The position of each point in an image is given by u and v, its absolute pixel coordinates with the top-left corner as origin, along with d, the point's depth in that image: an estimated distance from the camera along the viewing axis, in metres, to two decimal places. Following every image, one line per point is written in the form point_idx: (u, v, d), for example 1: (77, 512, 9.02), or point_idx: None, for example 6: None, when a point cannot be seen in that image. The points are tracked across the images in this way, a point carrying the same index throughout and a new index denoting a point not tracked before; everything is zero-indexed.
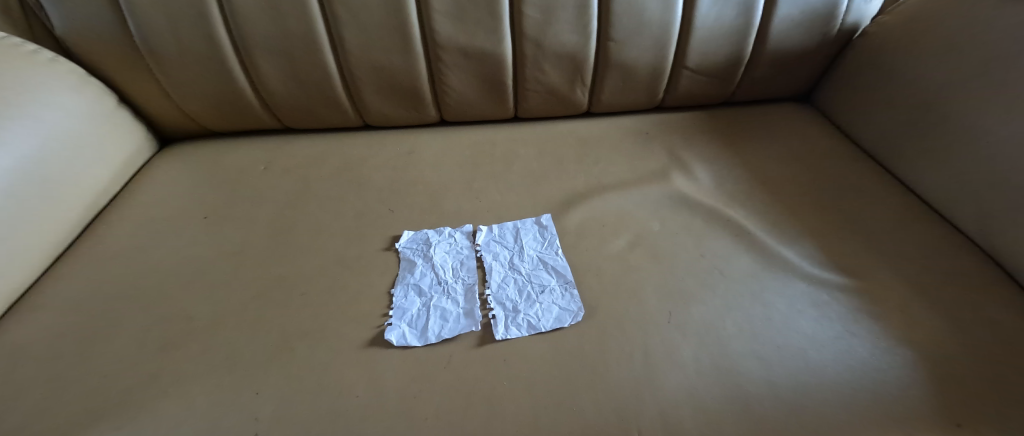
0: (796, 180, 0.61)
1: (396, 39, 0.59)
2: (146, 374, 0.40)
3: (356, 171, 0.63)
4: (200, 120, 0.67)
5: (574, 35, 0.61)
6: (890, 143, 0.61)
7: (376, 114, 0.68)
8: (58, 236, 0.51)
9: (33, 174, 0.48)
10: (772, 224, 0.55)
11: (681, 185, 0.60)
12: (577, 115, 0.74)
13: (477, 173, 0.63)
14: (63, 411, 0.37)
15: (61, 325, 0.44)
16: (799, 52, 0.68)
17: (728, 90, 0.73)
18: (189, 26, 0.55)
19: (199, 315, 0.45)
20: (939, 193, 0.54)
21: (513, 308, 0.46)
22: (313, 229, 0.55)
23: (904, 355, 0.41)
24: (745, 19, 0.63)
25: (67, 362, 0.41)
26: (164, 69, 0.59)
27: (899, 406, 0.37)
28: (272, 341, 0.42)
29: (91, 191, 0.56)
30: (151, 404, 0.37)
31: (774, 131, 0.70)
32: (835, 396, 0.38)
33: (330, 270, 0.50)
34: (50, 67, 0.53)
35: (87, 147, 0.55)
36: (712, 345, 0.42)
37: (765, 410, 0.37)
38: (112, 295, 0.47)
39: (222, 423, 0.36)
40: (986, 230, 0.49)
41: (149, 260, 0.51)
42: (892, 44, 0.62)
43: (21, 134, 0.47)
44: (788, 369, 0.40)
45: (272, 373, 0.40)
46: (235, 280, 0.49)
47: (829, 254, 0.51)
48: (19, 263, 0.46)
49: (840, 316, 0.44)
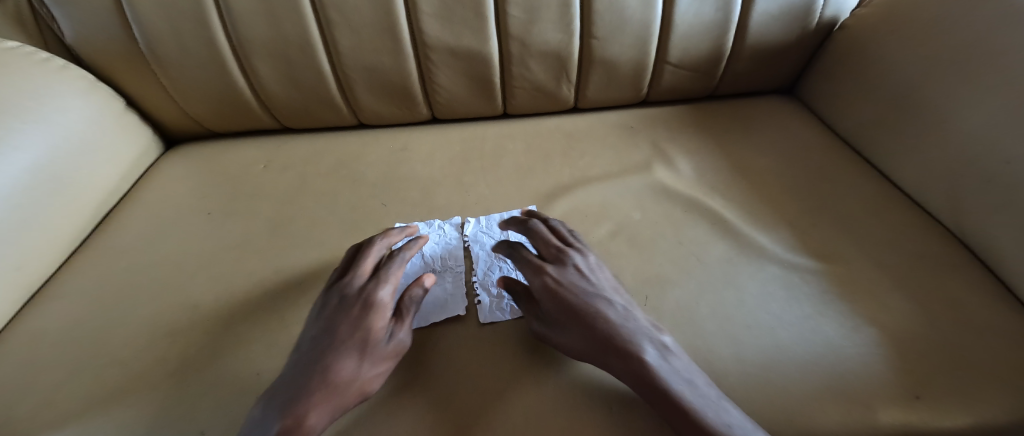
0: (774, 170, 0.63)
1: (387, 41, 0.61)
2: (156, 358, 0.43)
3: (351, 168, 0.66)
4: (203, 122, 0.70)
5: (557, 33, 0.63)
6: (868, 133, 0.63)
7: (370, 113, 0.71)
8: (73, 232, 0.55)
9: (48, 174, 0.51)
10: (750, 211, 0.57)
11: (662, 176, 0.62)
12: (564, 110, 0.76)
13: (466, 168, 0.65)
14: (82, 390, 0.40)
15: (78, 314, 0.47)
16: (779, 45, 0.70)
17: (710, 84, 0.75)
18: (191, 33, 0.58)
19: (204, 303, 0.48)
20: (912, 180, 0.56)
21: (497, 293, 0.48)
22: (310, 223, 0.58)
23: (869, 334, 0.43)
24: (724, 14, 0.65)
25: (84, 347, 0.44)
26: (168, 74, 0.62)
27: (862, 381, 0.39)
28: (272, 326, 0.45)
29: (103, 191, 0.59)
30: (161, 383, 0.41)
31: (755, 123, 0.72)
32: (800, 371, 0.40)
33: (326, 261, 0.53)
34: (63, 74, 0.57)
35: (98, 149, 0.58)
36: (685, 326, 0.44)
37: (733, 384, 0.39)
38: (124, 286, 0.50)
39: (227, 400, 0.39)
40: (955, 214, 0.50)
41: (157, 254, 0.54)
42: (870, 35, 0.63)
43: (37, 137, 0.51)
44: (757, 347, 0.42)
45: (272, 355, 0.43)
46: (238, 271, 0.52)
47: (802, 239, 0.53)
48: (37, 257, 0.49)
49: (810, 298, 0.46)
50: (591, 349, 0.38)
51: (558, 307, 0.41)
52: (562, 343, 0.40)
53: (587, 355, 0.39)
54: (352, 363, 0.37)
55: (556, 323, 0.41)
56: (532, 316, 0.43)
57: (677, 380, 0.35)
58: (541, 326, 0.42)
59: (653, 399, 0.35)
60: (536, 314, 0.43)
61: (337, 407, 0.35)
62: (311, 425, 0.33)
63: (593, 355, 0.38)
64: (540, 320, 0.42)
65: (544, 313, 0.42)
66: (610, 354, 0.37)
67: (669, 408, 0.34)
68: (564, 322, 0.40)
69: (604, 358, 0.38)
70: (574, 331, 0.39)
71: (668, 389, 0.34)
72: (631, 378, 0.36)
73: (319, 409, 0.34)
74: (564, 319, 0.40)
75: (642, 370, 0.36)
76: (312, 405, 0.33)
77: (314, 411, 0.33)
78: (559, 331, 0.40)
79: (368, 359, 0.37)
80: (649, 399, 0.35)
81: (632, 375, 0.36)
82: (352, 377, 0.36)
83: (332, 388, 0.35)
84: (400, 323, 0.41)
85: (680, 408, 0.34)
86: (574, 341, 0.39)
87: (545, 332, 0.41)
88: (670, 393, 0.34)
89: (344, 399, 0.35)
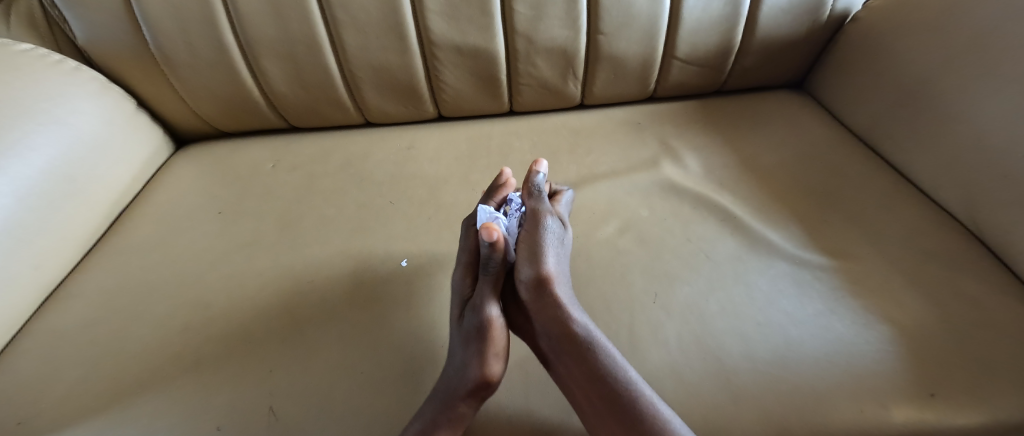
0: (784, 165, 0.62)
1: (393, 39, 0.61)
2: (168, 355, 0.43)
3: (359, 166, 0.66)
4: (212, 121, 0.71)
5: (564, 29, 0.63)
6: (880, 128, 0.62)
7: (377, 112, 0.71)
8: (88, 231, 0.56)
9: (63, 173, 0.52)
10: (759, 208, 0.56)
11: (671, 173, 0.62)
12: (571, 107, 0.76)
13: (473, 165, 0.65)
14: (96, 387, 0.41)
15: (90, 313, 0.48)
16: (790, 38, 0.69)
17: (719, 79, 0.74)
18: (200, 33, 0.58)
19: (215, 301, 0.49)
20: (927, 177, 0.55)
21: (537, 195, 0.47)
22: (319, 222, 0.58)
23: (881, 331, 0.42)
24: (734, 8, 0.64)
25: (98, 343, 0.45)
26: (178, 76, 0.63)
27: (874, 378, 0.39)
28: (282, 323, 0.46)
29: (116, 190, 0.60)
30: (173, 381, 0.41)
31: (765, 118, 0.71)
32: (811, 367, 0.40)
33: (336, 257, 0.53)
34: (73, 75, 0.58)
35: (111, 150, 0.59)
36: (695, 323, 0.44)
37: (744, 382, 0.39)
38: (138, 284, 0.51)
39: (236, 398, 0.40)
40: (969, 208, 0.49)
41: (168, 253, 0.55)
42: (883, 28, 0.62)
43: (52, 137, 0.51)
44: (767, 345, 0.42)
45: (283, 353, 0.43)
46: (248, 268, 0.52)
47: (813, 236, 0.52)
48: (55, 257, 0.50)
49: (821, 295, 0.46)
50: (552, 281, 0.40)
51: (558, 234, 0.45)
52: (533, 264, 0.41)
53: (543, 291, 0.40)
54: (459, 353, 0.39)
55: (552, 243, 0.43)
56: (534, 222, 0.45)
57: (608, 347, 0.36)
58: (535, 233, 0.43)
59: (569, 355, 0.36)
60: (542, 221, 0.44)
61: (458, 388, 0.37)
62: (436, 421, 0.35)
63: (544, 293, 0.39)
64: (540, 226, 0.44)
65: (548, 227, 0.44)
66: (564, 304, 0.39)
67: (582, 366, 0.35)
68: (551, 246, 0.43)
69: (555, 298, 0.39)
70: (553, 262, 0.42)
71: (592, 346, 0.36)
72: (561, 328, 0.37)
73: (442, 404, 0.36)
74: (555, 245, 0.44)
75: (580, 331, 0.37)
76: (443, 394, 0.37)
77: (435, 410, 0.36)
78: (546, 250, 0.42)
79: (471, 342, 0.39)
80: (563, 353, 0.36)
81: (566, 327, 0.37)
82: (460, 365, 0.38)
83: (455, 377, 0.37)
84: (487, 301, 0.41)
85: (594, 370, 0.34)
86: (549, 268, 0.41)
87: (534, 241, 0.43)
88: (592, 350, 0.35)
89: (460, 388, 0.37)
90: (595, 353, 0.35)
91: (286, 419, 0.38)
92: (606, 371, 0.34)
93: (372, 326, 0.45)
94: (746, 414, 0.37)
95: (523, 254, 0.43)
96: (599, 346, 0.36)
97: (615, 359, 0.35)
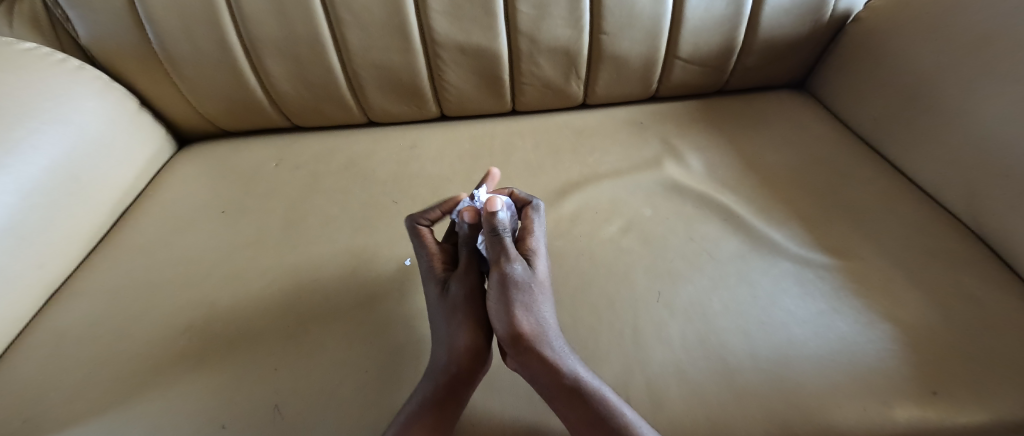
0: (786, 165, 0.62)
1: (397, 38, 0.61)
2: (173, 353, 0.43)
3: (362, 165, 0.66)
4: (214, 120, 0.71)
5: (567, 29, 0.63)
6: (882, 128, 0.62)
7: (380, 111, 0.71)
8: (91, 230, 0.56)
9: (67, 172, 0.52)
10: (762, 208, 0.56)
11: (674, 172, 0.62)
12: (573, 107, 0.76)
13: (476, 165, 0.66)
14: (102, 385, 0.41)
15: (95, 312, 0.48)
16: (792, 38, 0.69)
17: (721, 79, 0.74)
18: (203, 32, 0.58)
19: (219, 300, 0.49)
20: (929, 177, 0.55)
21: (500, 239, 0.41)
22: (323, 221, 0.58)
23: (884, 329, 0.42)
24: (736, 8, 0.64)
25: (103, 341, 0.45)
26: (181, 75, 0.63)
27: (877, 376, 0.39)
28: (287, 322, 0.46)
29: (120, 189, 0.60)
30: (178, 379, 0.41)
31: (767, 118, 0.71)
32: (814, 365, 0.40)
33: (340, 256, 0.53)
34: (77, 74, 0.58)
35: (115, 148, 0.59)
36: (698, 321, 0.44)
37: (747, 379, 0.39)
38: (142, 283, 0.51)
39: (241, 396, 0.40)
40: (971, 208, 0.50)
41: (172, 251, 0.55)
42: (884, 28, 0.63)
43: (56, 136, 0.51)
44: (770, 343, 0.42)
45: (288, 351, 0.43)
46: (252, 267, 0.52)
47: (817, 236, 0.52)
48: (59, 255, 0.51)
49: (823, 293, 0.46)
50: (530, 335, 0.38)
51: (527, 284, 0.40)
52: (506, 318, 0.38)
53: (521, 344, 0.37)
54: (443, 332, 0.41)
55: (522, 297, 0.39)
56: (499, 276, 0.39)
57: (601, 390, 0.35)
58: (503, 287, 0.39)
59: (562, 403, 0.35)
60: (507, 270, 0.39)
61: (449, 366, 0.38)
62: (428, 404, 0.36)
63: (524, 348, 0.37)
64: (506, 283, 0.39)
65: (515, 275, 0.39)
66: (549, 351, 0.37)
67: (576, 414, 0.34)
68: (523, 300, 0.39)
69: (539, 355, 0.37)
70: (527, 315, 0.39)
71: (587, 397, 0.35)
72: (551, 377, 0.36)
73: (432, 387, 0.37)
74: (526, 300, 0.39)
75: (571, 379, 0.36)
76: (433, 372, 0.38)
77: (428, 392, 0.37)
78: (517, 305, 0.38)
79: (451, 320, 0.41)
80: (556, 401, 0.36)
81: (555, 377, 0.36)
82: (446, 340, 0.40)
83: (441, 358, 0.39)
84: (460, 281, 0.43)
85: (591, 416, 0.34)
86: (523, 324, 0.38)
87: (502, 298, 0.39)
88: (586, 401, 0.35)
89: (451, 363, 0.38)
90: (592, 406, 0.34)
91: (292, 416, 0.38)
92: (604, 416, 0.34)
93: (376, 325, 0.46)
94: (749, 411, 0.37)
95: (494, 308, 0.39)
96: (593, 394, 0.35)
97: (612, 400, 0.35)
